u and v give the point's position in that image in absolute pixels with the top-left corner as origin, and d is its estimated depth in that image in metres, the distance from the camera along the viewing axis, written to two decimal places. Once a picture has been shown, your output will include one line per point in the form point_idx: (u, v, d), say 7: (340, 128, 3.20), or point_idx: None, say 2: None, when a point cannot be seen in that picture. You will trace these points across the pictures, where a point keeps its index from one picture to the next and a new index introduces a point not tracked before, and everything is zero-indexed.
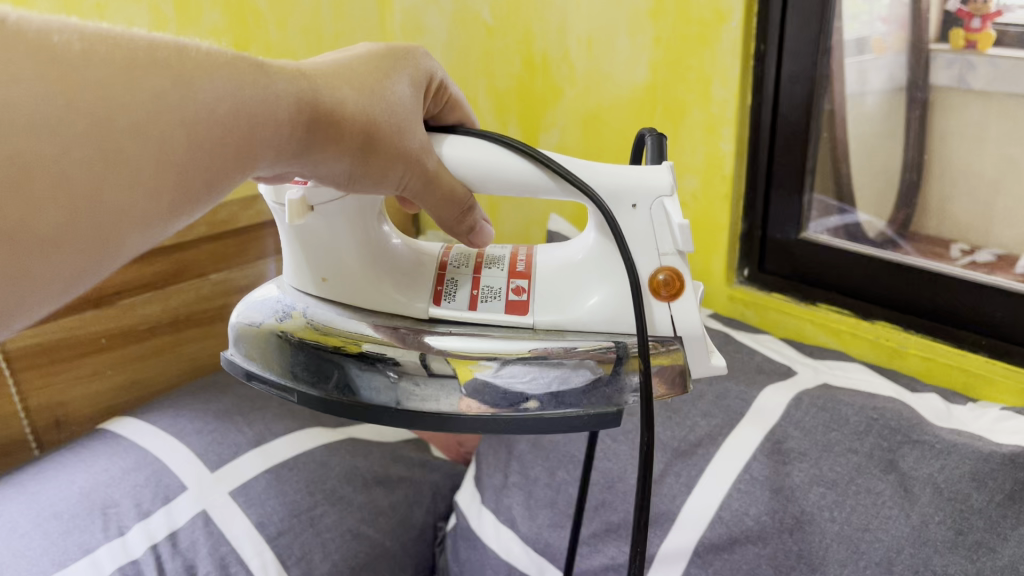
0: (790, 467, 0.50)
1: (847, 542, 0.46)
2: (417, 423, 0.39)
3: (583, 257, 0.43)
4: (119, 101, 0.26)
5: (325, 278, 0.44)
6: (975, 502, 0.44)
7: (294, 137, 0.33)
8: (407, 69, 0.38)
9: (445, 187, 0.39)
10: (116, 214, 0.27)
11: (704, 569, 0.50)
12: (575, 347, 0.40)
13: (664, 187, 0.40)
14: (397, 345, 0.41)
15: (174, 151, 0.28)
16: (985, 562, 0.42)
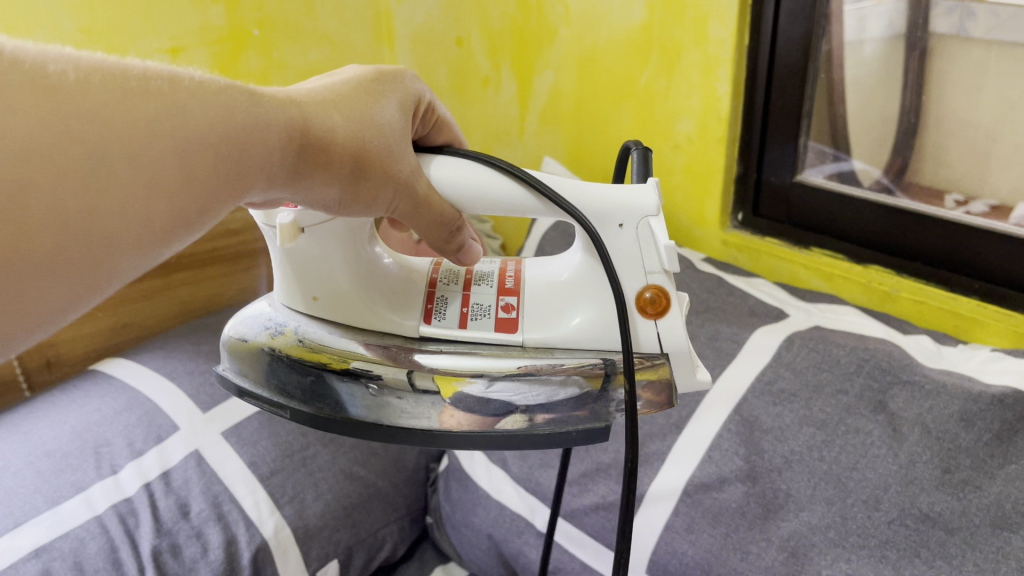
0: (781, 407, 0.51)
1: (835, 481, 0.47)
2: (407, 438, 0.39)
3: (571, 274, 0.42)
4: (121, 130, 0.27)
5: (315, 296, 0.43)
6: (962, 442, 0.45)
7: (286, 160, 0.33)
8: (393, 92, 0.38)
9: (432, 215, 0.39)
10: (115, 241, 0.28)
11: (694, 508, 0.50)
12: (562, 363, 0.39)
13: (651, 207, 0.39)
14: (386, 363, 0.40)
15: (172, 178, 0.29)
16: (971, 499, 0.43)
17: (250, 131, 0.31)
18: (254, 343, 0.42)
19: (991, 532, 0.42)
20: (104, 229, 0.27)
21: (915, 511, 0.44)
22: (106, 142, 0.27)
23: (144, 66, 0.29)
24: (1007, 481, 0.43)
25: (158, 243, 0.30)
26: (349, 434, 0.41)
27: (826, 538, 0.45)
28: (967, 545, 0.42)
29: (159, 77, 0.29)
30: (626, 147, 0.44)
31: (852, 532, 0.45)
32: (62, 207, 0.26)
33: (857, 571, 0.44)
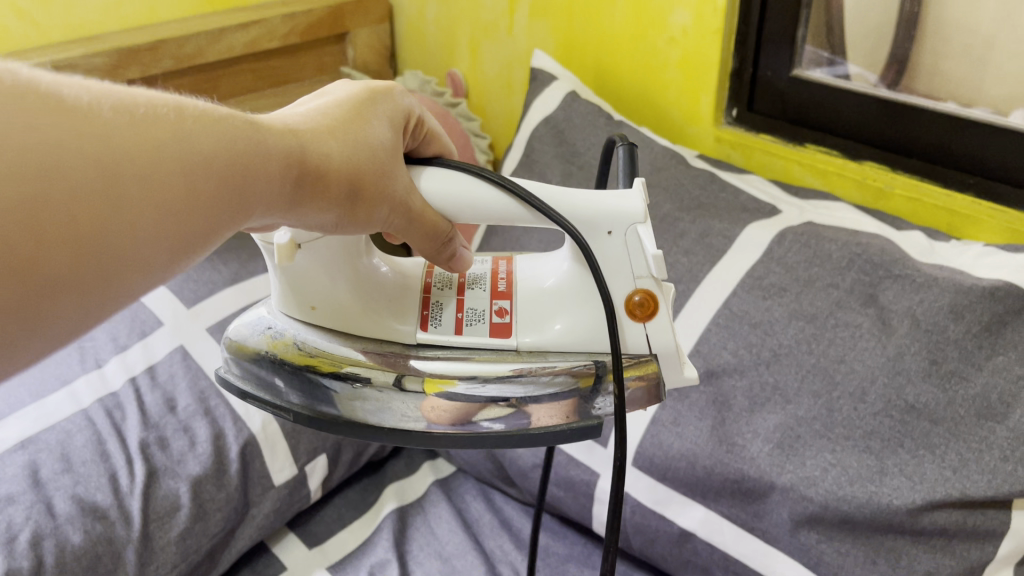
0: (770, 302, 0.50)
1: (822, 373, 0.47)
2: (399, 438, 0.39)
3: (561, 277, 0.41)
4: (123, 151, 0.26)
5: (313, 306, 0.41)
6: (951, 334, 0.44)
7: (287, 186, 0.32)
8: (385, 111, 0.37)
9: (427, 228, 0.37)
10: (110, 268, 0.26)
11: (681, 402, 0.52)
12: (553, 365, 0.39)
13: (638, 213, 0.38)
14: (383, 368, 0.39)
15: (174, 204, 0.27)
16: (957, 390, 0.43)
17: (252, 155, 0.30)
18: (251, 348, 0.41)
19: (976, 422, 0.43)
20: (101, 255, 0.26)
21: (901, 402, 0.44)
22: (108, 163, 0.25)
23: (140, 92, 0.28)
24: (993, 372, 0.43)
25: (151, 273, 0.28)
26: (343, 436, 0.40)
27: (811, 429, 0.47)
28: (950, 435, 0.43)
29: (158, 103, 0.28)
30: (612, 143, 0.44)
31: (837, 423, 0.46)
32: (58, 228, 0.24)
33: (841, 461, 0.45)
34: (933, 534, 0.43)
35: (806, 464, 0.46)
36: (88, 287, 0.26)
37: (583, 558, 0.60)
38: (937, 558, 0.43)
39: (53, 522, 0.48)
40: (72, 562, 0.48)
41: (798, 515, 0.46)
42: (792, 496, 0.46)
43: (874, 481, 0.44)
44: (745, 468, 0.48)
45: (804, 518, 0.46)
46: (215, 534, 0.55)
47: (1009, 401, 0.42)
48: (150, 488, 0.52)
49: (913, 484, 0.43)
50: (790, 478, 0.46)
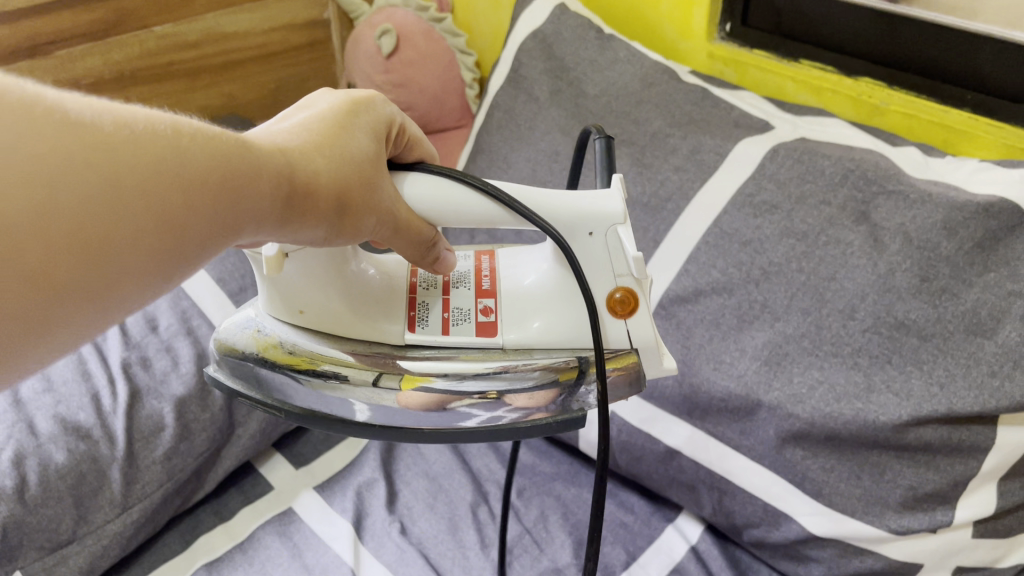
0: (761, 220, 0.49)
1: (812, 291, 0.47)
2: (387, 434, 0.38)
3: (544, 276, 0.41)
4: (101, 175, 0.24)
5: (302, 310, 0.40)
6: (944, 251, 0.43)
7: (277, 208, 0.30)
8: (370, 121, 0.35)
9: (412, 236, 0.37)
10: (81, 294, 0.25)
11: (668, 320, 0.52)
12: (534, 361, 0.39)
13: (618, 215, 0.38)
14: (357, 366, 0.39)
15: (154, 230, 0.26)
16: (948, 306, 0.43)
17: (240, 176, 0.28)
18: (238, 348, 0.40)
19: (964, 339, 0.42)
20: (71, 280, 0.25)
21: (891, 319, 0.44)
22: (83, 188, 0.24)
23: (129, 110, 0.27)
24: (985, 289, 0.42)
25: (126, 297, 0.27)
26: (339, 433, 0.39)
27: (800, 346, 0.46)
28: (939, 352, 0.43)
29: (147, 121, 0.26)
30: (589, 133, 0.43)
31: (826, 340, 0.46)
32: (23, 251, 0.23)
33: (828, 378, 0.45)
34: (918, 448, 0.44)
35: (793, 381, 0.46)
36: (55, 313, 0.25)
37: (570, 477, 0.61)
38: (920, 473, 0.44)
39: (34, 441, 0.50)
40: (57, 480, 0.49)
41: (784, 433, 0.47)
42: (778, 413, 0.46)
43: (861, 399, 0.44)
44: (731, 386, 0.48)
45: (790, 436, 0.47)
46: (201, 454, 0.55)
47: (999, 317, 0.42)
48: (134, 406, 0.53)
49: (900, 400, 0.43)
50: (778, 395, 0.46)
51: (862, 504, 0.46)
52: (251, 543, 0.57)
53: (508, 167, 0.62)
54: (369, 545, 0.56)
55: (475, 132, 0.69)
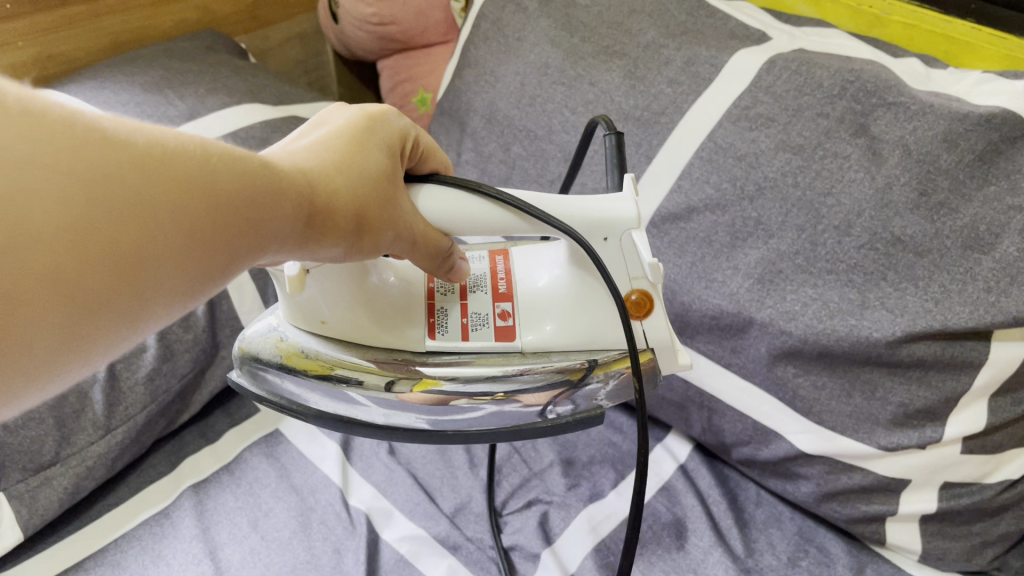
0: (756, 134, 0.48)
1: (809, 207, 0.45)
2: (410, 436, 0.39)
3: (560, 280, 0.40)
4: (133, 195, 0.23)
5: (324, 320, 0.39)
6: (944, 164, 0.42)
7: (295, 229, 0.30)
8: (385, 137, 0.35)
9: (428, 250, 0.36)
10: (107, 319, 0.24)
11: (661, 239, 0.51)
12: (551, 364, 0.39)
13: (633, 219, 0.37)
14: (374, 370, 0.39)
15: (180, 255, 0.25)
16: (945, 222, 0.41)
17: (262, 198, 0.28)
18: (257, 354, 0.40)
19: (960, 254, 0.41)
20: (92, 306, 0.23)
21: (886, 236, 0.43)
22: (114, 209, 0.23)
23: (159, 129, 0.26)
24: (984, 203, 0.41)
25: (141, 324, 0.25)
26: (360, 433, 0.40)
27: (793, 264, 0.46)
28: (935, 268, 0.42)
29: (178, 141, 0.26)
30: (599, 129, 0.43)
31: (820, 258, 0.45)
32: (47, 271, 0.22)
33: (822, 295, 0.45)
34: (910, 365, 0.43)
35: (786, 299, 0.46)
36: (70, 340, 0.23)
37: None
38: (912, 390, 0.44)
39: None
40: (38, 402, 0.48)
41: (776, 350, 0.47)
42: (770, 330, 0.46)
43: (855, 315, 0.43)
44: (723, 304, 0.48)
45: (781, 353, 0.47)
46: (185, 375, 0.55)
47: (997, 231, 0.40)
48: None
49: (894, 316, 0.42)
50: (770, 313, 0.46)
51: (853, 422, 0.46)
52: (238, 464, 0.57)
53: (495, 83, 0.61)
54: (357, 467, 0.56)
55: (459, 46, 0.67)
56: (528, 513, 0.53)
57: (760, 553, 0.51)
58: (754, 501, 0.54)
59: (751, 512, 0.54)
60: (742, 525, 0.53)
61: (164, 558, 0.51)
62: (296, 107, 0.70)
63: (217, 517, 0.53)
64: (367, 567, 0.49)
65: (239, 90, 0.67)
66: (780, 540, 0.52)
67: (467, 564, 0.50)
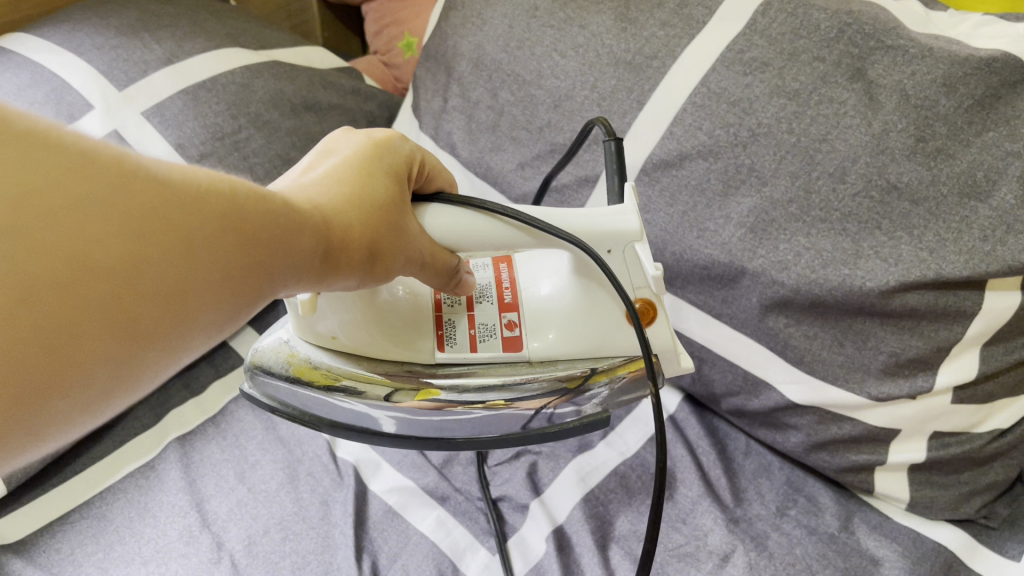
0: (751, 79, 0.46)
1: (802, 154, 0.44)
2: (418, 442, 0.42)
3: (563, 292, 0.42)
4: (168, 233, 0.25)
5: (335, 336, 0.42)
6: (942, 109, 0.41)
7: (312, 263, 0.31)
8: (393, 161, 0.36)
9: (436, 268, 0.38)
10: (126, 352, 0.25)
11: (652, 186, 0.50)
12: (556, 372, 0.42)
13: (634, 232, 0.38)
14: (377, 381, 0.41)
15: (209, 290, 0.26)
16: (942, 169, 0.40)
17: (282, 236, 0.29)
18: (268, 365, 0.42)
19: (958, 202, 0.40)
20: (129, 340, 0.25)
21: (882, 183, 0.42)
22: (150, 248, 0.24)
23: (187, 167, 0.27)
24: (983, 149, 0.40)
25: (171, 356, 0.27)
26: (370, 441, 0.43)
27: (786, 213, 0.45)
28: (931, 216, 0.41)
29: (210, 180, 0.27)
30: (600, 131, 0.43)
31: (815, 206, 0.44)
32: (86, 307, 0.23)
33: (815, 245, 0.44)
34: (903, 314, 0.43)
35: (779, 249, 0.45)
36: (109, 371, 0.25)
37: None
38: (905, 340, 0.44)
39: None
40: None
41: (767, 300, 0.46)
42: (762, 280, 0.46)
43: (848, 265, 0.43)
44: (715, 254, 0.47)
45: (773, 303, 0.46)
46: None
47: (995, 178, 0.39)
48: None
49: (888, 266, 0.42)
50: (762, 262, 0.46)
51: (844, 371, 0.46)
52: (224, 417, 0.56)
53: (482, 27, 0.59)
54: None
55: None
56: (517, 464, 0.53)
57: (749, 502, 0.51)
58: (743, 452, 0.54)
59: (740, 462, 0.54)
60: (731, 475, 0.53)
61: (151, 510, 0.50)
62: (278, 52, 0.68)
63: (203, 470, 0.53)
64: (356, 518, 0.49)
65: (218, 33, 0.65)
66: (769, 489, 0.52)
67: (456, 515, 0.50)
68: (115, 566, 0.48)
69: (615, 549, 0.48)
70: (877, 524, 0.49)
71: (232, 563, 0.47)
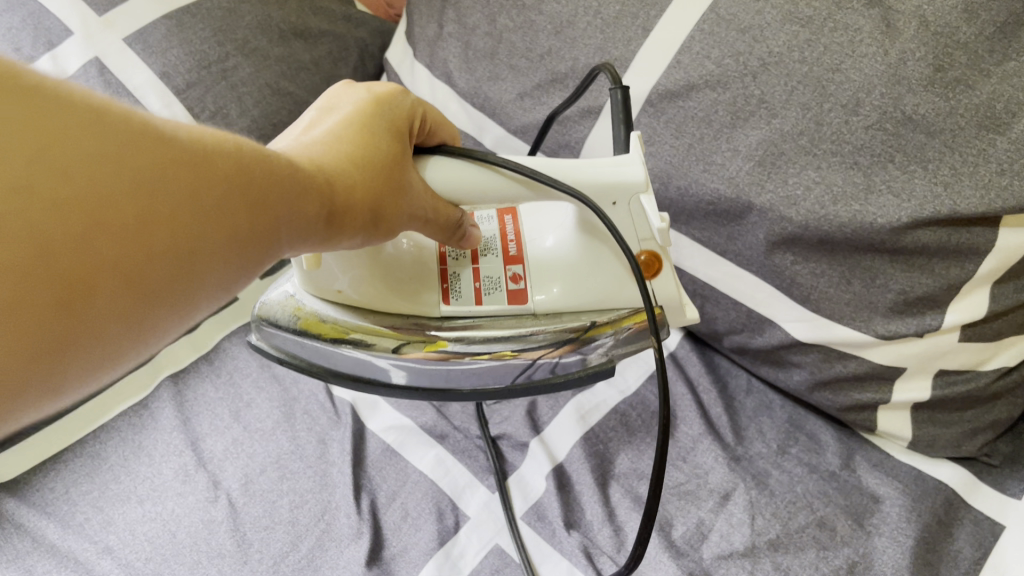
0: (762, 4, 0.44)
1: (815, 84, 0.42)
2: (427, 393, 0.42)
3: (568, 243, 0.41)
4: (178, 194, 0.25)
5: (340, 290, 0.41)
6: (962, 38, 0.38)
7: (317, 225, 0.30)
8: (395, 117, 0.35)
9: (440, 224, 0.37)
10: (142, 316, 0.25)
11: (657, 117, 0.49)
12: (564, 323, 0.41)
13: (640, 182, 0.36)
14: (385, 333, 0.41)
15: (221, 250, 0.26)
16: (961, 100, 0.38)
17: (287, 198, 0.28)
18: (276, 318, 0.42)
19: (975, 133, 0.38)
20: (146, 297, 0.24)
21: (897, 114, 0.40)
22: (159, 205, 0.24)
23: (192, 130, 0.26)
24: (1003, 79, 0.38)
25: (183, 320, 0.27)
26: (381, 392, 0.43)
27: (796, 145, 0.43)
28: (947, 148, 0.39)
29: (216, 140, 0.27)
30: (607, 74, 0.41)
31: (825, 139, 0.42)
32: (102, 271, 0.23)
33: (825, 179, 0.42)
34: (913, 251, 0.42)
35: (788, 183, 0.44)
36: (127, 334, 0.25)
37: None
38: (913, 278, 0.43)
39: None
40: None
41: (774, 236, 0.45)
42: (770, 216, 0.45)
43: (860, 201, 0.41)
44: (721, 188, 0.46)
45: (780, 239, 0.45)
46: None
47: (1015, 110, 0.37)
48: None
49: (899, 202, 0.40)
50: (770, 198, 0.44)
51: (851, 310, 0.45)
52: (218, 354, 0.55)
53: None
54: None
55: None
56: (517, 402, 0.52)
57: (750, 441, 0.51)
58: (744, 390, 0.54)
59: (741, 400, 0.54)
60: (732, 413, 0.52)
61: (145, 449, 0.50)
62: None
63: (198, 408, 0.52)
64: (352, 457, 0.49)
65: None
66: (769, 427, 0.51)
67: (454, 453, 0.50)
68: (112, 504, 0.47)
69: (615, 487, 0.47)
70: (878, 462, 0.49)
71: (229, 502, 0.47)
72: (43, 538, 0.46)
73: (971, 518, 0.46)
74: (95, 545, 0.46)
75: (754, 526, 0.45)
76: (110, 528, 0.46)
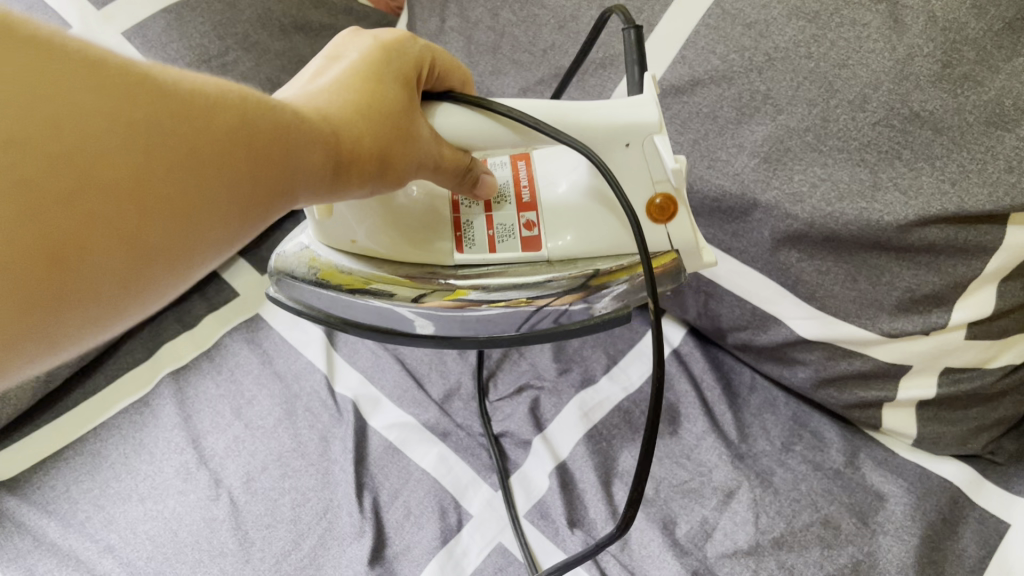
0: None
1: (821, 81, 0.41)
2: (447, 338, 0.42)
3: (584, 187, 0.40)
4: (173, 145, 0.25)
5: (355, 240, 0.41)
6: (970, 33, 0.37)
7: (320, 175, 0.31)
8: (402, 63, 0.34)
9: (451, 171, 0.36)
10: (142, 265, 0.25)
11: (662, 113, 0.48)
12: (579, 269, 0.40)
13: (652, 124, 0.35)
14: (403, 283, 0.41)
15: (220, 199, 0.27)
16: (969, 96, 0.38)
17: (287, 147, 0.28)
18: (295, 270, 0.42)
19: (983, 131, 0.38)
20: (144, 246, 0.25)
21: (904, 111, 0.39)
22: (154, 158, 0.25)
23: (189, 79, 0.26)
24: (1012, 75, 0.37)
25: (187, 268, 0.27)
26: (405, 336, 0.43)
27: (802, 142, 0.43)
28: (954, 146, 0.38)
29: (214, 90, 0.27)
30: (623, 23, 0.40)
31: (831, 136, 0.42)
32: (96, 224, 0.24)
33: (831, 176, 0.42)
34: (920, 249, 0.41)
35: (793, 180, 0.43)
36: (125, 285, 0.25)
37: None
38: (920, 276, 0.42)
39: None
40: None
41: (780, 234, 0.45)
42: (776, 214, 0.44)
43: (865, 198, 0.41)
44: (726, 184, 0.46)
45: (785, 237, 0.45)
46: None
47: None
48: None
49: (905, 199, 0.40)
50: (775, 195, 0.44)
51: (856, 307, 0.45)
52: (219, 350, 0.55)
53: None
54: (342, 351, 0.55)
55: None
56: (519, 399, 0.52)
57: (754, 439, 0.51)
58: (748, 387, 0.54)
59: (745, 397, 0.53)
60: (736, 410, 0.52)
61: (146, 447, 0.50)
62: None
63: (199, 405, 0.52)
64: (355, 455, 0.48)
65: None
66: (773, 425, 0.51)
67: (457, 451, 0.49)
68: (113, 503, 0.47)
69: (618, 485, 0.47)
70: (884, 460, 0.49)
71: (230, 500, 0.47)
72: (44, 537, 0.46)
73: (976, 516, 0.45)
74: (96, 544, 0.46)
75: (757, 525, 0.45)
76: (111, 527, 0.46)
